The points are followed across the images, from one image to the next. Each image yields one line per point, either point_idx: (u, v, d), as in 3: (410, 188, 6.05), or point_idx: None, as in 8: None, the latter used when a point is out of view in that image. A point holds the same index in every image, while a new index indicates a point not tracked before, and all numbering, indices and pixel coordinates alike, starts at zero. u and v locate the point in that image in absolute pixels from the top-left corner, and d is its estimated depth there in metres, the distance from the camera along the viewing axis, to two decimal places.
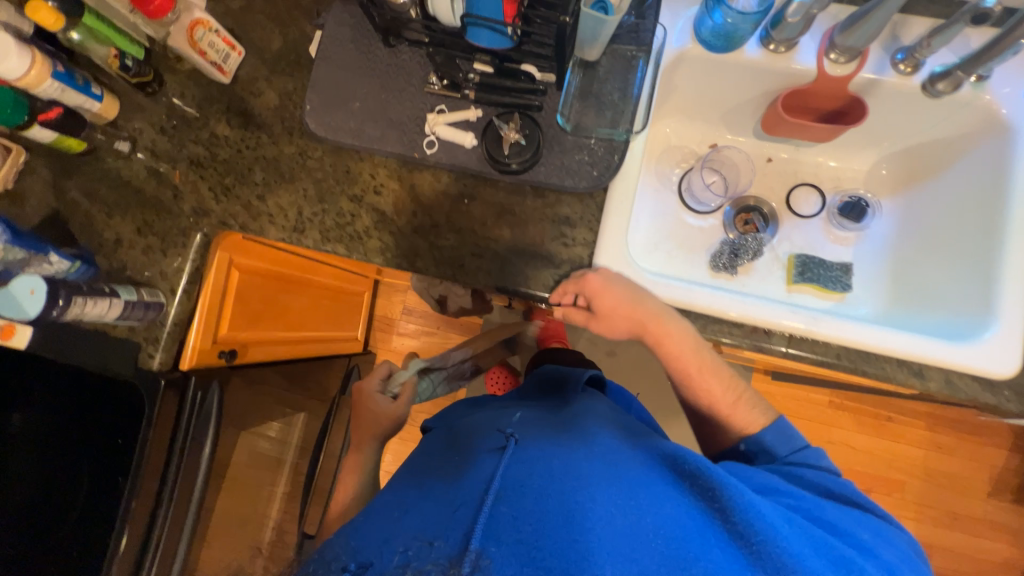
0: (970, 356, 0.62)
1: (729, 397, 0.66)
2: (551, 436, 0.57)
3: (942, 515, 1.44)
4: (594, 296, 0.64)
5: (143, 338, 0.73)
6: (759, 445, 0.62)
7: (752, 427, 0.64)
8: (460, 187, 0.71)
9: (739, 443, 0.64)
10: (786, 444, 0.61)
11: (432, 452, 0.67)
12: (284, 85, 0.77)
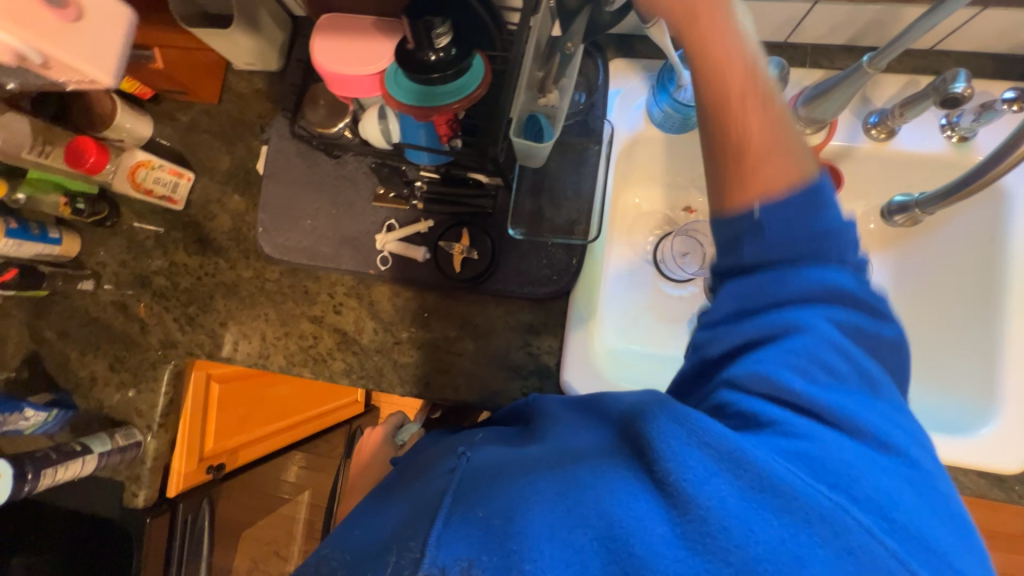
0: (982, 458, 0.58)
1: (772, 141, 0.38)
2: (496, 442, 0.47)
3: None
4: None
5: (126, 477, 0.74)
6: (779, 209, 0.37)
7: (791, 184, 0.37)
8: (419, 301, 0.69)
9: (743, 204, 0.38)
10: (823, 225, 0.37)
11: (390, 484, 0.58)
12: (237, 205, 0.76)
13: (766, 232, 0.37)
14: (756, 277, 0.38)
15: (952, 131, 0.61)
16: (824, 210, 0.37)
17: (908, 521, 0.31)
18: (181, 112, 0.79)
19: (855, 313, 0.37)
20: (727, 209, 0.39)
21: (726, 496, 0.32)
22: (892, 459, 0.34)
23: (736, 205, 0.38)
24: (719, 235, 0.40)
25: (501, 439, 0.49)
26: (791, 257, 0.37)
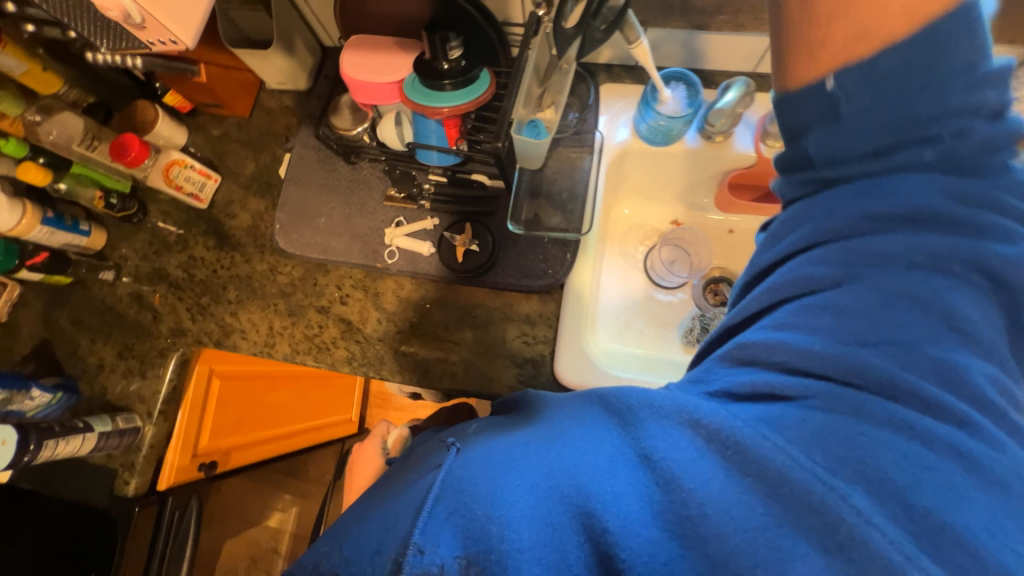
0: None
1: None
2: (502, 429, 0.46)
3: None
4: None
5: (119, 465, 0.73)
6: (870, 74, 0.34)
7: (921, 16, 0.32)
8: (422, 294, 0.73)
9: (828, 78, 0.36)
10: (940, 100, 0.33)
11: (393, 474, 0.57)
12: (257, 205, 0.82)
13: (853, 101, 0.35)
14: (851, 163, 0.37)
15: None
16: (943, 72, 0.33)
17: (937, 508, 0.28)
18: (213, 125, 0.87)
19: (927, 238, 0.34)
20: (812, 86, 0.37)
21: (710, 481, 0.30)
22: (943, 424, 0.31)
23: (819, 79, 0.36)
24: (795, 117, 0.38)
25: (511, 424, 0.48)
26: (884, 134, 0.35)
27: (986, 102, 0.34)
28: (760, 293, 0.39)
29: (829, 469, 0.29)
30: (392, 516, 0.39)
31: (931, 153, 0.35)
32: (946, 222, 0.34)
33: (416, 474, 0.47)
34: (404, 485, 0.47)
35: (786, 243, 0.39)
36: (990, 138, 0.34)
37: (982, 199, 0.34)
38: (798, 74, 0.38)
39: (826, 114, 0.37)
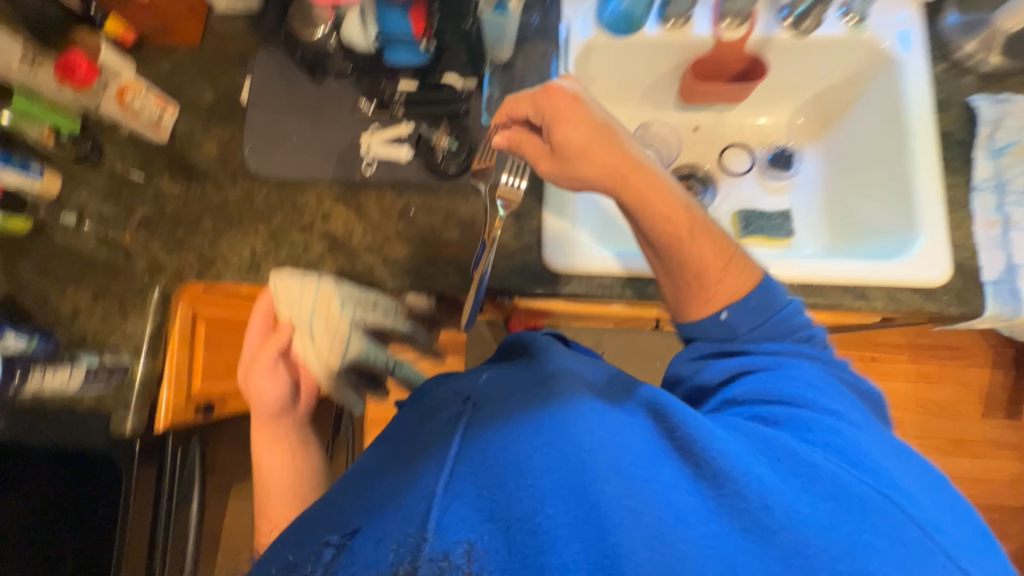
0: (901, 270, 0.65)
1: (691, 230, 0.56)
2: (502, 381, 0.44)
3: (946, 444, 1.49)
4: (554, 117, 0.57)
5: (113, 404, 0.72)
6: (748, 311, 0.53)
7: (748, 281, 0.55)
8: (405, 200, 0.74)
9: (722, 312, 0.54)
10: (780, 321, 0.53)
11: (400, 412, 0.56)
12: (221, 133, 0.79)
13: (738, 328, 0.54)
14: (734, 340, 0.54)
15: (849, 14, 0.75)
16: (780, 307, 0.54)
17: (903, 520, 0.33)
18: (161, 57, 0.82)
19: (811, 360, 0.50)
20: (710, 317, 0.55)
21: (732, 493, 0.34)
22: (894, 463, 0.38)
23: (718, 313, 0.54)
24: (692, 329, 0.56)
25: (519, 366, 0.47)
26: (759, 330, 0.53)
27: (806, 320, 0.54)
28: (714, 370, 0.52)
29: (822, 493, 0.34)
30: (397, 490, 0.39)
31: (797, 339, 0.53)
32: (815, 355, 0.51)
33: (417, 428, 0.46)
34: (404, 440, 0.46)
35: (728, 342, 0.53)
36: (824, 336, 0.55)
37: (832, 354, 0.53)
38: (693, 307, 0.56)
39: (725, 335, 0.54)
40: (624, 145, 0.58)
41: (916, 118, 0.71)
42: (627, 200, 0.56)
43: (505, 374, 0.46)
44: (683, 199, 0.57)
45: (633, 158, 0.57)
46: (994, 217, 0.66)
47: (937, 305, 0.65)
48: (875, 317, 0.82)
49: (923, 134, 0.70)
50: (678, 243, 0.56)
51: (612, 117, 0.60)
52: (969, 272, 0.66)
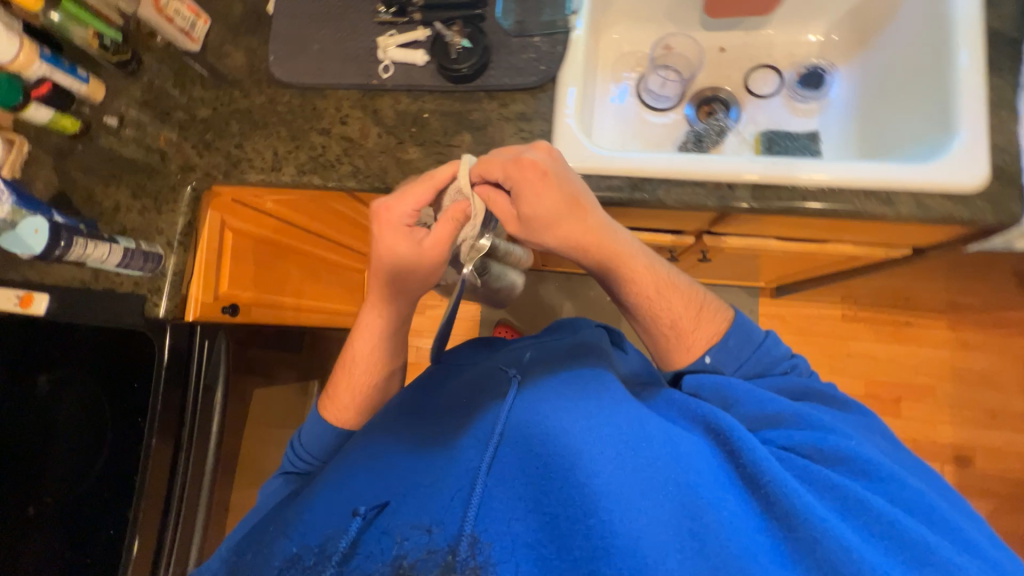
0: (930, 175, 0.62)
1: (672, 285, 0.67)
2: (544, 395, 0.56)
3: (983, 415, 1.40)
4: (522, 188, 0.58)
5: (148, 290, 0.78)
6: (724, 354, 0.65)
7: (720, 321, 0.68)
8: (419, 105, 0.75)
9: (706, 356, 0.66)
10: (758, 359, 0.66)
11: (442, 390, 0.67)
12: (249, 43, 0.82)
13: (721, 367, 0.66)
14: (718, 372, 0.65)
15: None
16: (758, 339, 0.67)
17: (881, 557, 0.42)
18: None
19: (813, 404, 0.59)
20: (696, 364, 0.66)
21: (734, 524, 0.44)
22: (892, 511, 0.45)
23: (701, 359, 0.66)
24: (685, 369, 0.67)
25: (561, 388, 0.57)
26: (739, 370, 0.65)
27: (782, 353, 0.67)
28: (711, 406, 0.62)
29: (825, 530, 0.43)
30: (443, 481, 0.52)
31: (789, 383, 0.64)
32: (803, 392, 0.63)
33: (462, 421, 0.59)
34: (448, 434, 0.58)
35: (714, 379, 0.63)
36: (802, 364, 0.68)
37: (825, 395, 0.63)
38: (678, 356, 0.67)
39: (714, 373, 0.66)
40: (596, 216, 0.62)
41: (963, 14, 0.66)
42: (605, 269, 0.65)
43: (550, 390, 0.56)
44: (649, 262, 0.66)
45: (601, 230, 0.62)
46: None
47: (970, 209, 0.62)
48: (905, 241, 0.78)
49: (971, 31, 0.65)
50: (660, 300, 0.66)
51: (580, 178, 0.63)
52: (1008, 176, 0.62)
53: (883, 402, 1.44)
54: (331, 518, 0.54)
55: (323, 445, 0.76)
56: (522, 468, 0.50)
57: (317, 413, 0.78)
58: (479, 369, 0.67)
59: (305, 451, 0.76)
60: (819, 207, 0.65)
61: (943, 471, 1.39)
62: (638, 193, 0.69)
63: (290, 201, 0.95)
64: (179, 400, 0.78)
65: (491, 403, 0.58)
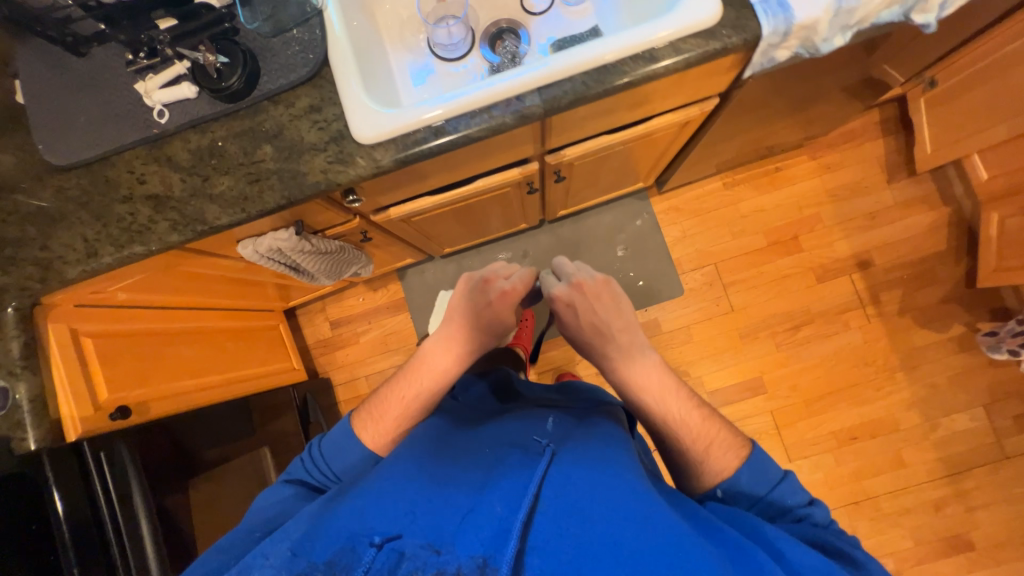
0: (676, 24, 0.68)
1: (705, 441, 0.68)
2: (580, 455, 0.62)
3: (866, 219, 1.56)
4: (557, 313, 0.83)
5: (8, 428, 0.73)
6: (737, 489, 0.65)
7: (738, 452, 0.67)
8: (210, 136, 0.73)
9: (716, 489, 0.66)
10: (783, 501, 0.64)
11: (451, 437, 0.70)
12: (11, 141, 0.77)
13: (733, 486, 0.65)
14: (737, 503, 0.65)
15: None
16: (776, 479, 0.65)
17: None
18: None
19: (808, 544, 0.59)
20: (708, 492, 0.67)
21: None
22: None
23: (712, 490, 0.66)
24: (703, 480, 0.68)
25: (588, 451, 0.63)
26: (756, 494, 0.65)
27: (817, 515, 0.62)
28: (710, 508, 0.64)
29: None
30: (466, 519, 0.53)
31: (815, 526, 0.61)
32: (795, 524, 0.62)
33: (490, 467, 0.62)
34: (479, 476, 0.60)
35: (717, 478, 0.66)
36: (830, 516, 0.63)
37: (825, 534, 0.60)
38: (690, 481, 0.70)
39: (743, 500, 0.65)
40: (619, 341, 0.76)
41: None
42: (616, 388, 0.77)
43: (581, 456, 0.62)
44: (661, 393, 0.72)
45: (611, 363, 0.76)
46: None
47: (716, 40, 0.69)
48: (703, 91, 0.85)
49: None
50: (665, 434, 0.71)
51: (610, 303, 0.79)
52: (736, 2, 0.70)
53: (786, 244, 1.57)
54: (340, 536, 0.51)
55: (343, 460, 0.74)
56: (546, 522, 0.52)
57: (353, 431, 0.76)
58: (506, 431, 0.71)
59: (327, 465, 0.75)
60: (598, 89, 0.70)
61: (853, 279, 1.54)
62: (442, 136, 0.70)
63: (147, 282, 0.91)
64: (89, 512, 0.75)
65: (524, 461, 0.61)
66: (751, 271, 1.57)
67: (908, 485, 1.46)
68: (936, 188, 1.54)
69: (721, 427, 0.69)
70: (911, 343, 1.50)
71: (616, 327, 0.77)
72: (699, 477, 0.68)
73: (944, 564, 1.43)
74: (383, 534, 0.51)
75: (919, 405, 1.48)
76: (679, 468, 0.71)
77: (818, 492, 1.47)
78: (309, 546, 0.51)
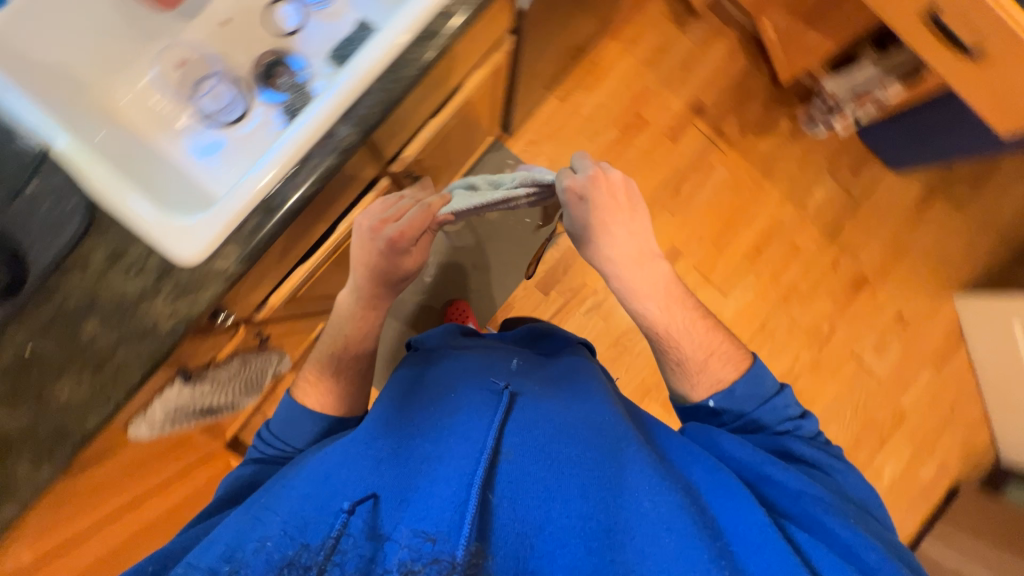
0: None
1: (707, 352, 0.83)
2: (543, 402, 0.71)
3: (682, 71, 1.70)
4: (593, 203, 0.78)
5: None
6: (729, 401, 0.79)
7: (741, 369, 0.82)
8: (11, 348, 0.60)
9: (709, 399, 0.81)
10: (771, 418, 0.78)
11: (408, 407, 0.74)
12: None
13: (728, 410, 0.79)
14: (733, 421, 0.79)
15: None
16: (767, 395, 0.79)
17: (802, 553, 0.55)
18: None
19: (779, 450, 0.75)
20: (702, 405, 0.82)
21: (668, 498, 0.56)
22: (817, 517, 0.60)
23: (704, 399, 0.81)
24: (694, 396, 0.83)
25: (543, 399, 0.73)
26: (743, 411, 0.79)
27: (798, 425, 0.78)
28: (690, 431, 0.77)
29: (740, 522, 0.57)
30: (437, 476, 0.58)
31: (791, 436, 0.77)
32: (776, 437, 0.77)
33: (455, 421, 0.68)
34: (444, 433, 0.66)
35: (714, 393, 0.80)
36: (811, 427, 0.79)
37: (799, 445, 0.75)
38: (682, 381, 0.84)
39: (733, 417, 0.80)
40: (637, 246, 0.81)
41: None
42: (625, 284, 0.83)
43: (539, 402, 0.71)
44: (664, 302, 0.83)
45: (633, 262, 0.81)
46: None
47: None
48: (496, 35, 0.84)
49: None
50: (674, 338, 0.83)
51: (639, 212, 0.82)
52: None
53: (634, 125, 1.68)
54: (313, 507, 0.57)
55: (297, 432, 0.77)
56: (516, 462, 0.60)
57: (295, 401, 0.79)
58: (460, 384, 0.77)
59: (278, 437, 0.77)
60: (399, 89, 0.67)
61: (697, 126, 1.71)
62: (278, 211, 0.64)
63: (81, 533, 0.79)
64: None
65: (486, 407, 0.68)
66: (621, 163, 1.68)
67: (810, 263, 1.75)
68: (719, 18, 1.71)
69: (723, 346, 0.84)
70: (762, 154, 1.73)
71: (636, 237, 0.81)
72: (697, 387, 0.82)
73: (855, 304, 1.77)
74: (356, 498, 0.56)
75: (789, 199, 1.74)
76: (677, 375, 0.85)
77: (756, 305, 1.73)
78: (279, 520, 0.56)
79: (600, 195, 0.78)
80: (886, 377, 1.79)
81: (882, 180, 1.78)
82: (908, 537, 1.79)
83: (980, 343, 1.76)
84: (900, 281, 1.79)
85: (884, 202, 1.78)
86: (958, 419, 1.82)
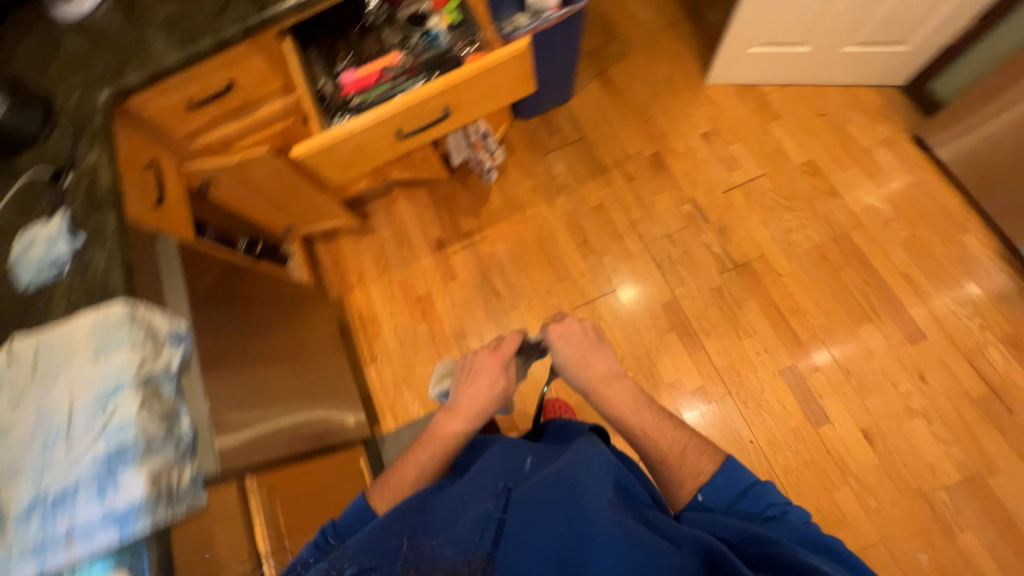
0: None
1: (680, 446, 0.83)
2: (549, 479, 0.72)
3: (405, 245, 1.86)
4: (576, 340, 0.99)
5: None
6: (712, 491, 0.76)
7: (710, 457, 0.80)
8: None
9: (697, 495, 0.76)
10: (753, 505, 0.72)
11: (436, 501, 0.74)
12: None
13: (714, 505, 0.75)
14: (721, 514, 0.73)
15: None
16: (744, 479, 0.76)
17: None
18: None
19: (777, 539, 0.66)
20: (690, 502, 0.77)
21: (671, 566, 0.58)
22: None
23: (693, 496, 0.77)
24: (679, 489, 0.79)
25: (547, 489, 0.69)
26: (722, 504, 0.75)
27: (785, 505, 0.71)
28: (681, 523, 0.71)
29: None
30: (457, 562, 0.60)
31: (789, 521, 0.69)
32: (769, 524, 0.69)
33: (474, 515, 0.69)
34: (464, 520, 0.68)
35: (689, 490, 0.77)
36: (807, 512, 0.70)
37: (796, 529, 0.67)
38: (673, 485, 0.80)
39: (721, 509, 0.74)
40: (601, 368, 0.96)
41: None
42: (594, 393, 0.95)
43: (548, 480, 0.71)
44: (634, 408, 0.91)
45: (603, 377, 0.95)
46: (60, 543, 0.74)
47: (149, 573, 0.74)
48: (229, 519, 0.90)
49: None
50: (652, 437, 0.86)
51: (599, 345, 1.00)
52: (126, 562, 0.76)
53: (426, 305, 1.79)
54: None
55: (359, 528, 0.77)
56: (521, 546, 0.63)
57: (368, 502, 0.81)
58: (473, 480, 0.77)
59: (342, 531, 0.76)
60: None
61: (454, 251, 1.83)
62: None
63: None
64: None
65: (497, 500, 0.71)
66: (453, 332, 1.74)
67: (620, 199, 1.78)
68: (380, 196, 1.92)
69: (693, 441, 0.84)
70: (504, 206, 1.84)
71: (602, 365, 0.97)
72: (683, 483, 0.79)
73: (678, 172, 1.77)
74: None
75: (553, 197, 1.82)
76: (660, 472, 0.84)
77: (636, 265, 1.69)
78: None
79: (568, 348, 0.97)
80: (765, 167, 1.73)
81: (573, 111, 1.91)
82: (961, 199, 1.59)
83: (771, 73, 1.76)
84: (672, 125, 1.83)
85: (593, 115, 1.89)
86: (841, 112, 1.74)
